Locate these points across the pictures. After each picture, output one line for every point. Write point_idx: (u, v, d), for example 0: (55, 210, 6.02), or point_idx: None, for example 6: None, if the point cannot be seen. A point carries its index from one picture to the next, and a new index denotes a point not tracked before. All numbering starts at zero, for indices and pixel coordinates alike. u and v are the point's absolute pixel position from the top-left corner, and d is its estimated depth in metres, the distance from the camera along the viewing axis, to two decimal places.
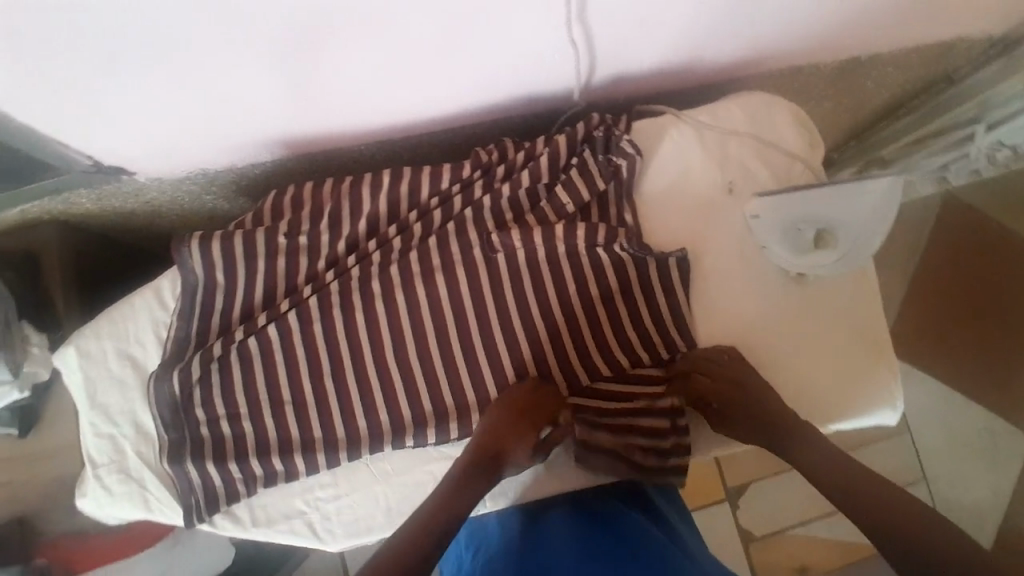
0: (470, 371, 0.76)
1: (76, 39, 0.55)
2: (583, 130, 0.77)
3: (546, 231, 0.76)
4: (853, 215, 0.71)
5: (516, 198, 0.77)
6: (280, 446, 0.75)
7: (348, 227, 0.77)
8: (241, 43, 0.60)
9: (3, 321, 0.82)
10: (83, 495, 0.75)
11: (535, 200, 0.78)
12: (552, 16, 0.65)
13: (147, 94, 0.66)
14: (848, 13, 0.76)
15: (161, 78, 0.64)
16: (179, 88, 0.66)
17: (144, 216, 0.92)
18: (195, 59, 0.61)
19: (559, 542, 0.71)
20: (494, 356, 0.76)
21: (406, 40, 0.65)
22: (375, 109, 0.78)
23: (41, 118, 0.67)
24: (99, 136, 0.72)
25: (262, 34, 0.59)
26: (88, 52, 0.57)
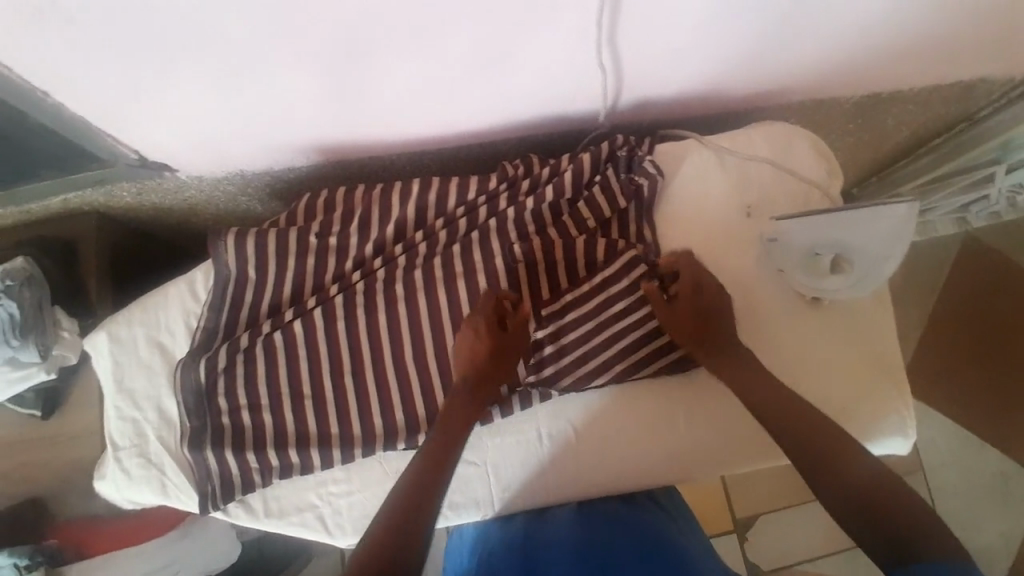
0: None
1: (138, 37, 0.58)
2: (607, 148, 0.79)
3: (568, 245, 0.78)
4: (869, 241, 0.71)
5: (539, 212, 0.80)
6: (297, 438, 0.76)
7: (376, 231, 0.80)
8: (290, 51, 0.63)
9: (35, 305, 0.85)
10: (103, 478, 0.77)
11: (558, 214, 0.80)
12: (586, 38, 0.68)
13: (195, 93, 0.69)
14: (872, 50, 0.79)
15: (211, 78, 0.67)
16: (227, 89, 0.69)
17: (180, 212, 0.96)
18: (242, 64, 0.65)
19: (557, 545, 0.73)
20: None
21: (444, 54, 0.68)
22: (409, 120, 0.81)
23: (96, 110, 0.70)
24: (148, 132, 0.76)
25: (306, 44, 0.62)
26: (146, 52, 0.61)
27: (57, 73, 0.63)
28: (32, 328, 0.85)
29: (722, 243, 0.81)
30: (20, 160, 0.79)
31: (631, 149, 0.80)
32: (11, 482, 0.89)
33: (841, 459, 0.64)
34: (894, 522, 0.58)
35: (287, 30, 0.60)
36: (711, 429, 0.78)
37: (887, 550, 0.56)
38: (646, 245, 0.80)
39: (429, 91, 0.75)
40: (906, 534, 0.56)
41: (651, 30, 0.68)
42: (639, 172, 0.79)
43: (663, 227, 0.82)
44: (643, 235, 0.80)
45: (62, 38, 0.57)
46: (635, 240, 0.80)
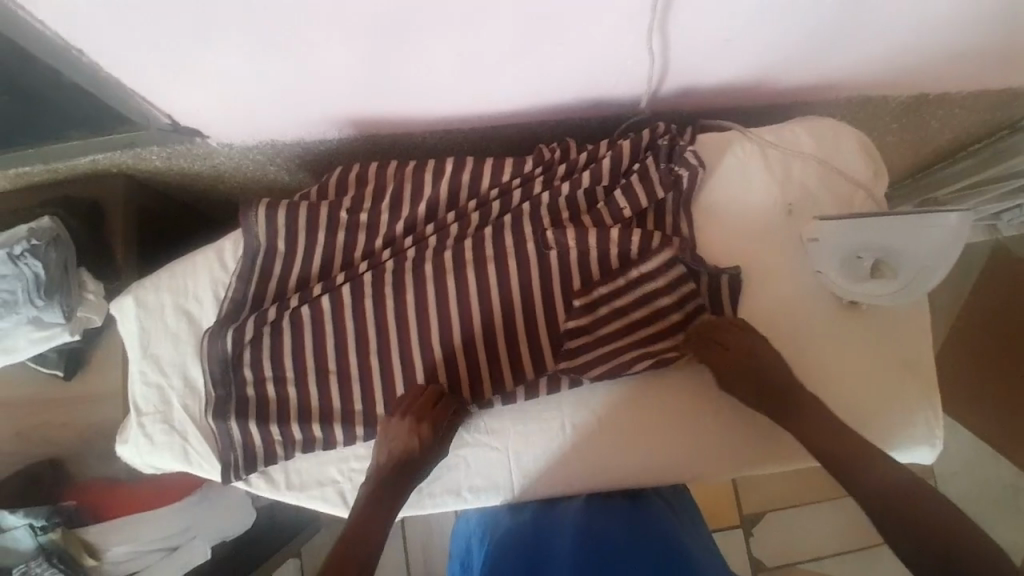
0: (512, 364, 0.78)
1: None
2: (647, 138, 0.78)
3: (602, 234, 0.75)
4: (917, 250, 0.69)
5: (574, 198, 0.78)
6: (320, 414, 0.76)
7: (407, 208, 0.79)
8: (332, 22, 0.62)
9: (61, 268, 0.85)
10: (125, 442, 0.77)
11: (593, 200, 0.79)
12: (636, 22, 0.66)
13: (230, 60, 0.68)
14: (926, 49, 0.76)
15: (250, 46, 0.65)
16: (265, 58, 0.68)
17: (207, 178, 0.95)
18: (281, 30, 0.63)
19: (564, 531, 0.74)
20: (536, 348, 0.78)
21: (489, 33, 0.66)
22: (445, 98, 0.79)
23: (131, 72, 0.69)
24: (182, 97, 0.74)
25: (348, 11, 0.60)
26: (184, 13, 0.59)
27: (92, 30, 0.61)
28: (58, 288, 0.84)
29: (759, 239, 0.79)
30: (51, 119, 0.78)
31: (672, 139, 0.78)
32: (33, 440, 0.90)
33: (872, 469, 0.65)
34: (922, 526, 0.60)
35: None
36: (738, 427, 0.78)
37: (926, 558, 0.59)
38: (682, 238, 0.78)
39: (468, 70, 0.73)
40: (938, 540, 0.59)
41: (704, 15, 0.66)
42: (678, 161, 0.77)
43: (700, 218, 0.80)
44: (679, 229, 0.78)
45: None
46: (671, 232, 0.78)
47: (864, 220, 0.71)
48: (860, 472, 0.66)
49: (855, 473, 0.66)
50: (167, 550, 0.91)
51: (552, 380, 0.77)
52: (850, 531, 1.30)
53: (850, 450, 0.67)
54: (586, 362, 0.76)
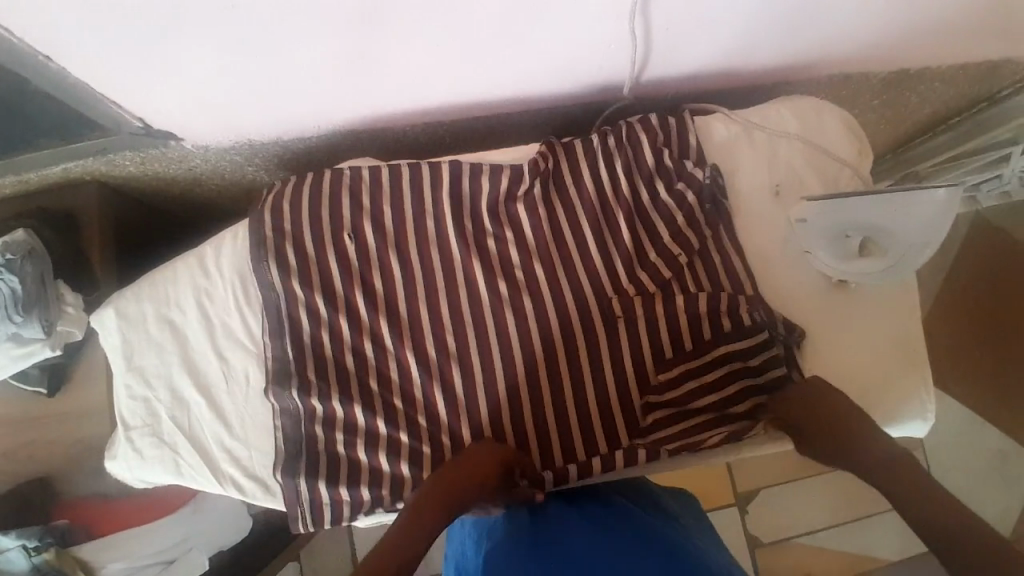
0: (582, 426, 0.76)
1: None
2: (647, 142, 0.77)
3: (670, 301, 0.75)
4: (905, 229, 0.70)
5: (632, 260, 0.77)
6: (391, 481, 0.74)
7: (456, 268, 0.77)
8: (308, 15, 0.60)
9: (37, 281, 0.83)
10: (114, 458, 0.76)
11: (647, 256, 0.77)
12: (618, 5, 0.65)
13: (199, 59, 0.66)
14: (906, 25, 0.76)
15: (222, 44, 0.63)
16: (238, 56, 0.66)
17: (185, 182, 0.93)
18: (251, 25, 0.61)
19: (569, 521, 0.70)
20: (609, 419, 0.76)
21: (468, 22, 0.64)
22: (425, 91, 0.78)
23: (97, 76, 0.66)
24: (153, 100, 0.72)
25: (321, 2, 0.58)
26: (150, 11, 0.57)
27: (56, 33, 0.59)
28: (35, 302, 0.82)
29: (748, 220, 0.79)
30: (17, 126, 0.76)
31: (712, 175, 0.77)
32: (16, 459, 0.87)
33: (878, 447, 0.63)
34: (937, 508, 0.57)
35: None
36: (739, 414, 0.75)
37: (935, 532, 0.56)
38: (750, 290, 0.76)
39: (448, 60, 0.72)
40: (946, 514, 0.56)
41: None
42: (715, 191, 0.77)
43: (750, 257, 0.78)
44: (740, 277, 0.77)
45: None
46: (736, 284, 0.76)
47: (853, 199, 0.71)
48: (873, 453, 0.63)
49: (862, 450, 0.64)
50: (164, 563, 0.90)
51: (630, 451, 0.74)
52: (844, 505, 1.32)
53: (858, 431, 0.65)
54: (668, 432, 0.75)
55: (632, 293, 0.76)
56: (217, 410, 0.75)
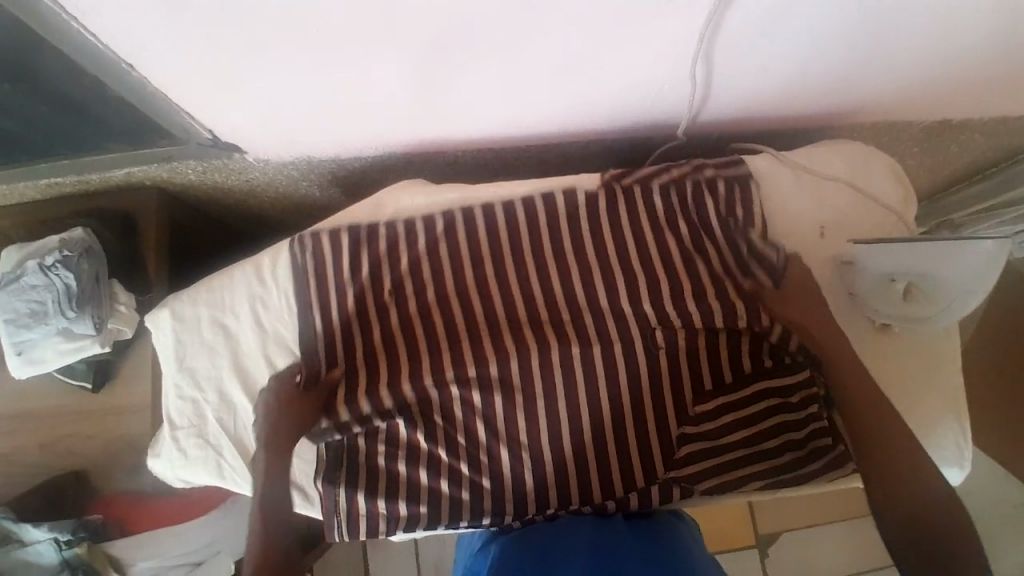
0: (619, 453, 0.76)
1: (237, 20, 0.58)
2: (711, 206, 0.79)
3: (712, 334, 0.76)
4: (956, 276, 0.71)
5: (681, 299, 0.76)
6: (429, 494, 0.76)
7: (513, 299, 0.78)
8: (383, 45, 0.63)
9: (92, 279, 0.86)
10: (157, 456, 0.78)
11: (706, 301, 0.76)
12: (678, 48, 0.67)
13: (273, 80, 0.69)
14: (955, 78, 0.78)
15: (299, 67, 0.66)
16: (310, 79, 0.69)
17: (240, 193, 0.96)
18: (330, 52, 0.64)
19: (575, 535, 0.71)
20: (646, 449, 0.77)
21: (534, 57, 0.67)
22: (482, 118, 0.80)
23: (175, 89, 0.69)
24: (223, 114, 0.75)
25: (397, 33, 0.61)
26: (239, 33, 0.60)
27: (145, 48, 0.62)
28: (89, 299, 0.85)
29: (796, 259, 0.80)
30: (91, 131, 0.78)
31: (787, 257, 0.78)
32: (56, 453, 0.89)
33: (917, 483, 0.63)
34: (925, 531, 0.61)
35: (387, 24, 0.59)
36: (772, 452, 0.76)
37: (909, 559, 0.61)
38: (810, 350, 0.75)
39: (507, 92, 0.74)
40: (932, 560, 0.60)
41: (752, 38, 0.66)
42: (790, 267, 0.77)
43: None
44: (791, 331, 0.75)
45: (156, 12, 0.56)
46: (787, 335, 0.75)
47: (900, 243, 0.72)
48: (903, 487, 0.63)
49: (901, 480, 0.64)
50: (191, 567, 0.94)
51: (664, 485, 0.77)
52: (863, 552, 1.32)
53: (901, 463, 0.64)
54: (701, 466, 0.76)
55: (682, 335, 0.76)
56: None
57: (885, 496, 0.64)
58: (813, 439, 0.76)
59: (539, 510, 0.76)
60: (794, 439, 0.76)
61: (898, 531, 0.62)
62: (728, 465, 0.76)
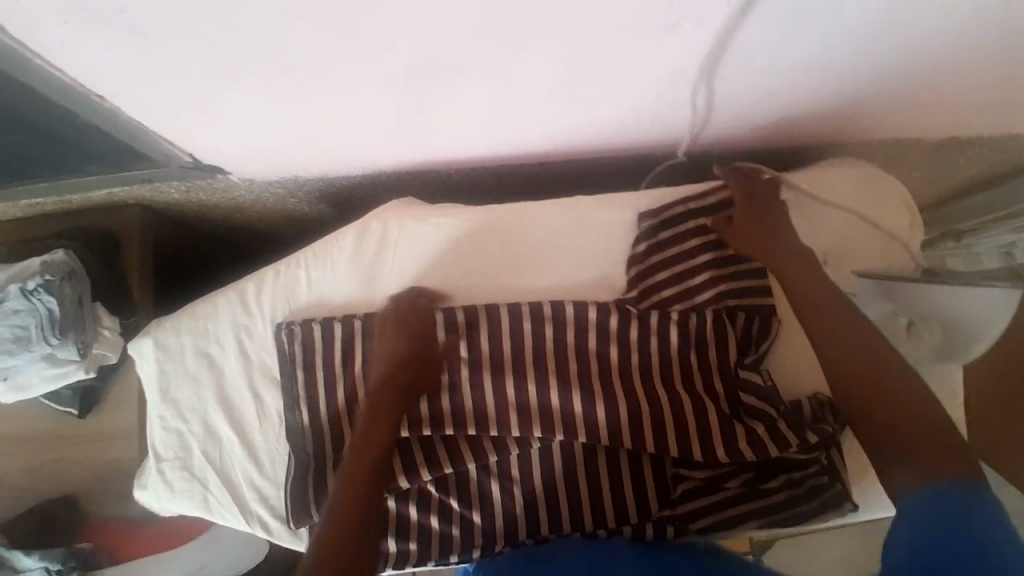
0: (613, 489, 0.76)
1: (196, 45, 0.54)
2: (711, 247, 0.78)
3: (708, 375, 0.76)
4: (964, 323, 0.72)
5: (686, 436, 0.75)
6: (419, 529, 0.77)
7: (512, 371, 0.76)
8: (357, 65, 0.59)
9: (75, 303, 0.84)
10: (143, 488, 0.78)
11: (712, 453, 0.74)
12: (670, 66, 0.63)
13: (239, 101, 0.65)
14: (968, 95, 0.73)
15: (269, 89, 0.62)
16: (281, 100, 0.65)
17: (225, 209, 0.93)
18: (300, 73, 0.60)
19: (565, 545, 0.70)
20: (640, 485, 0.77)
21: (520, 75, 0.63)
22: (471, 137, 0.77)
23: (145, 115, 0.66)
24: (197, 136, 0.71)
25: (371, 51, 0.57)
26: (204, 58, 0.56)
27: (105, 75, 0.58)
28: (72, 325, 0.83)
29: None
30: (67, 156, 0.76)
31: (789, 399, 0.78)
32: (45, 477, 0.88)
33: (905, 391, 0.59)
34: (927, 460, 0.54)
35: (353, 43, 0.55)
36: (767, 490, 0.75)
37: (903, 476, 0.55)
38: (831, 432, 0.74)
39: (495, 111, 0.70)
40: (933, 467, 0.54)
41: (751, 59, 0.63)
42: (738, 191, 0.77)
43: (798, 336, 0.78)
44: (805, 428, 0.74)
45: (111, 41, 0.53)
46: (797, 449, 0.74)
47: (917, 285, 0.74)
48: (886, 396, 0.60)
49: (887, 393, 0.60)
50: None
51: (658, 523, 0.76)
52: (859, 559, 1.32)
53: (886, 372, 0.61)
54: (695, 504, 0.76)
55: (682, 476, 0.76)
56: (246, 445, 0.78)
57: (870, 417, 0.59)
58: (808, 477, 0.75)
59: (532, 536, 0.76)
60: (791, 478, 0.75)
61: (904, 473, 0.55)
62: (721, 504, 0.75)
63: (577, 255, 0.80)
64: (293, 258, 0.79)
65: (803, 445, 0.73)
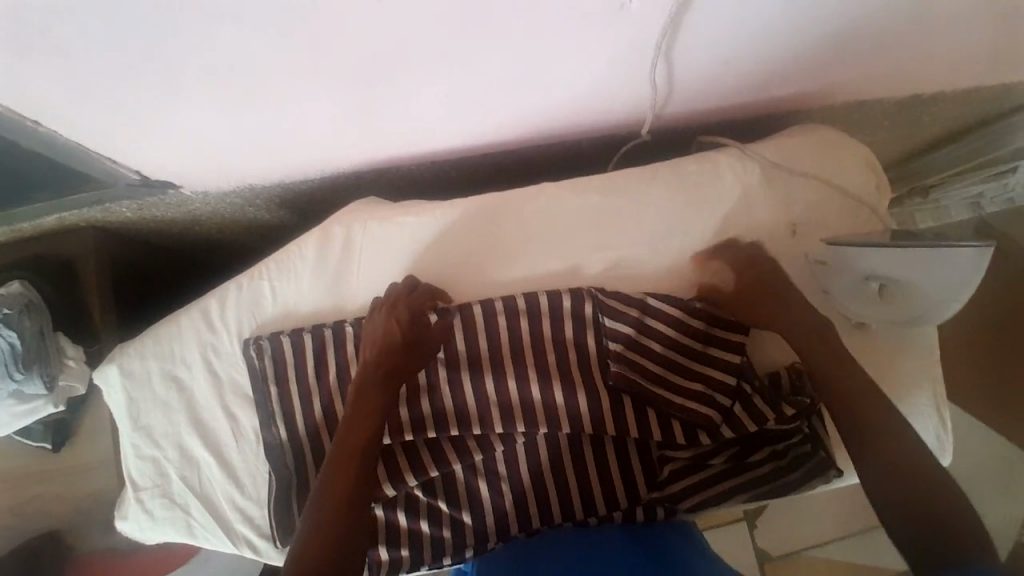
0: (601, 476, 0.76)
1: (115, 58, 0.51)
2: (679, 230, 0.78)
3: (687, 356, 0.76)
4: (938, 285, 0.69)
5: (666, 414, 0.75)
6: (409, 534, 0.76)
7: (489, 367, 0.75)
8: (286, 66, 0.56)
9: (36, 335, 0.81)
10: (124, 518, 0.77)
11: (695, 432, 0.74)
12: (616, 42, 0.61)
13: (170, 113, 0.61)
14: (925, 50, 0.71)
15: (202, 96, 0.59)
16: (216, 109, 0.62)
17: (183, 225, 0.90)
18: (228, 79, 0.57)
19: (563, 553, 0.67)
20: (628, 470, 0.76)
21: (463, 63, 0.61)
22: (424, 131, 0.75)
23: (76, 136, 0.63)
24: (137, 153, 0.68)
25: (298, 49, 0.54)
26: (127, 72, 0.53)
27: (25, 98, 0.55)
28: (34, 358, 0.81)
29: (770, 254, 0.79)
30: (9, 186, 0.73)
31: (768, 372, 0.78)
32: (25, 514, 0.87)
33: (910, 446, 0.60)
34: (918, 490, 0.57)
35: (278, 41, 0.52)
36: (753, 463, 0.76)
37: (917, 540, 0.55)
38: (808, 401, 0.74)
39: (444, 102, 0.68)
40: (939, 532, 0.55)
41: (698, 29, 0.61)
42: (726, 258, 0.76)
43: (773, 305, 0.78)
44: (782, 400, 0.74)
45: (24, 61, 0.50)
46: (776, 422, 0.74)
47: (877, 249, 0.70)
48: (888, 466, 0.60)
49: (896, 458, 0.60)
50: None
51: (648, 506, 0.75)
52: (853, 516, 1.34)
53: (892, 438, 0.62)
54: (684, 485, 0.75)
55: (668, 457, 0.76)
56: (226, 468, 0.76)
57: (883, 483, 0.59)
58: (792, 448, 0.75)
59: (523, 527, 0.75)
60: (775, 449, 0.76)
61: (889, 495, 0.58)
62: (709, 483, 0.75)
63: (545, 245, 0.78)
64: (255, 269, 0.77)
65: (782, 417, 0.74)
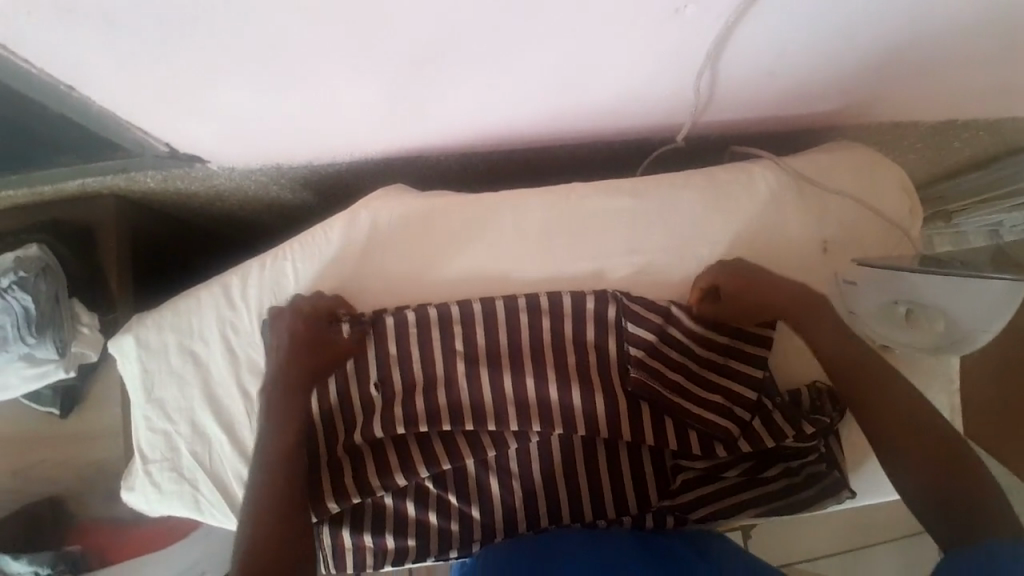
0: (613, 481, 0.76)
1: (159, 29, 0.50)
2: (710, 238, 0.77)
3: (704, 366, 0.76)
4: (970, 318, 0.68)
5: (683, 423, 0.75)
6: (415, 524, 0.75)
7: (507, 364, 0.74)
8: (329, 48, 0.55)
9: (52, 300, 0.81)
10: (131, 489, 0.77)
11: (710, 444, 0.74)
12: (665, 47, 0.60)
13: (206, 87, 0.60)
14: (971, 76, 0.70)
15: (241, 73, 0.58)
16: (253, 86, 0.61)
17: (205, 199, 0.90)
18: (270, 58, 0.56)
19: (570, 549, 0.67)
20: (639, 477, 0.76)
21: (508, 57, 0.60)
22: (458, 122, 0.74)
23: (110, 103, 0.62)
24: (170, 125, 0.67)
25: (345, 32, 0.53)
26: (170, 43, 0.52)
27: (63, 62, 0.54)
28: (48, 323, 0.80)
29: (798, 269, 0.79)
30: (35, 148, 0.72)
31: (787, 388, 0.78)
32: (30, 478, 0.86)
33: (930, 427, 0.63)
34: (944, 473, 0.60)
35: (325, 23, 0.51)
36: (766, 478, 0.76)
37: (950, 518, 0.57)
38: (828, 421, 0.75)
39: (482, 94, 0.67)
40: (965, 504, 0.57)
41: (747, 40, 0.60)
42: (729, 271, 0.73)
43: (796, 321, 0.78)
44: (801, 418, 0.75)
45: (66, 25, 0.49)
46: (792, 440, 0.74)
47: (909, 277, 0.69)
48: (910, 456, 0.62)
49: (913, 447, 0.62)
50: None
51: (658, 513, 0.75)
52: (849, 533, 1.34)
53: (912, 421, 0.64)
54: (695, 495, 0.75)
55: (682, 466, 0.76)
56: (237, 446, 0.76)
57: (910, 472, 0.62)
58: (806, 465, 0.75)
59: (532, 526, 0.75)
60: (789, 466, 0.76)
61: (919, 485, 0.61)
62: (721, 495, 0.75)
63: (572, 244, 0.78)
64: (278, 249, 0.77)
65: (798, 435, 0.74)
